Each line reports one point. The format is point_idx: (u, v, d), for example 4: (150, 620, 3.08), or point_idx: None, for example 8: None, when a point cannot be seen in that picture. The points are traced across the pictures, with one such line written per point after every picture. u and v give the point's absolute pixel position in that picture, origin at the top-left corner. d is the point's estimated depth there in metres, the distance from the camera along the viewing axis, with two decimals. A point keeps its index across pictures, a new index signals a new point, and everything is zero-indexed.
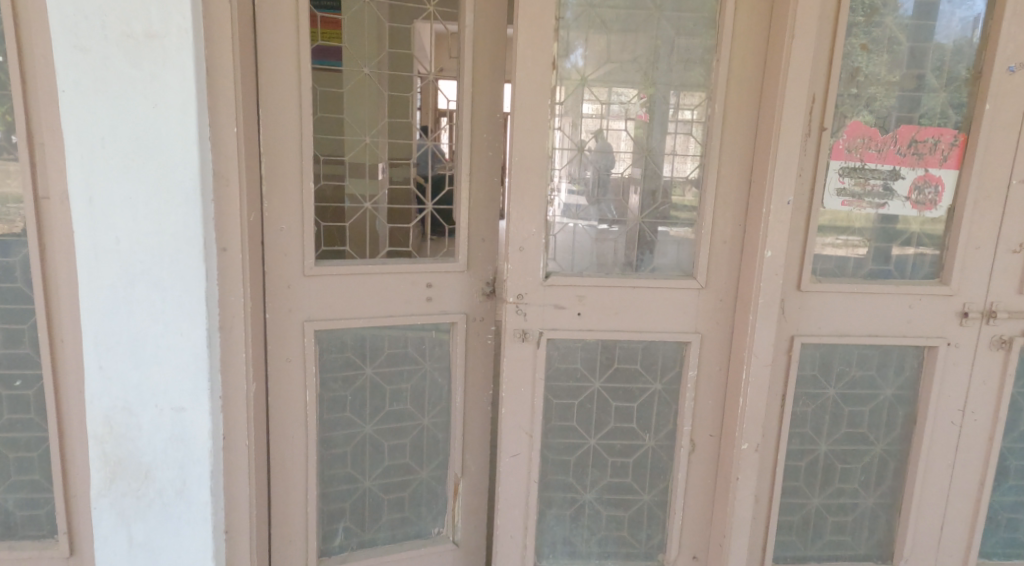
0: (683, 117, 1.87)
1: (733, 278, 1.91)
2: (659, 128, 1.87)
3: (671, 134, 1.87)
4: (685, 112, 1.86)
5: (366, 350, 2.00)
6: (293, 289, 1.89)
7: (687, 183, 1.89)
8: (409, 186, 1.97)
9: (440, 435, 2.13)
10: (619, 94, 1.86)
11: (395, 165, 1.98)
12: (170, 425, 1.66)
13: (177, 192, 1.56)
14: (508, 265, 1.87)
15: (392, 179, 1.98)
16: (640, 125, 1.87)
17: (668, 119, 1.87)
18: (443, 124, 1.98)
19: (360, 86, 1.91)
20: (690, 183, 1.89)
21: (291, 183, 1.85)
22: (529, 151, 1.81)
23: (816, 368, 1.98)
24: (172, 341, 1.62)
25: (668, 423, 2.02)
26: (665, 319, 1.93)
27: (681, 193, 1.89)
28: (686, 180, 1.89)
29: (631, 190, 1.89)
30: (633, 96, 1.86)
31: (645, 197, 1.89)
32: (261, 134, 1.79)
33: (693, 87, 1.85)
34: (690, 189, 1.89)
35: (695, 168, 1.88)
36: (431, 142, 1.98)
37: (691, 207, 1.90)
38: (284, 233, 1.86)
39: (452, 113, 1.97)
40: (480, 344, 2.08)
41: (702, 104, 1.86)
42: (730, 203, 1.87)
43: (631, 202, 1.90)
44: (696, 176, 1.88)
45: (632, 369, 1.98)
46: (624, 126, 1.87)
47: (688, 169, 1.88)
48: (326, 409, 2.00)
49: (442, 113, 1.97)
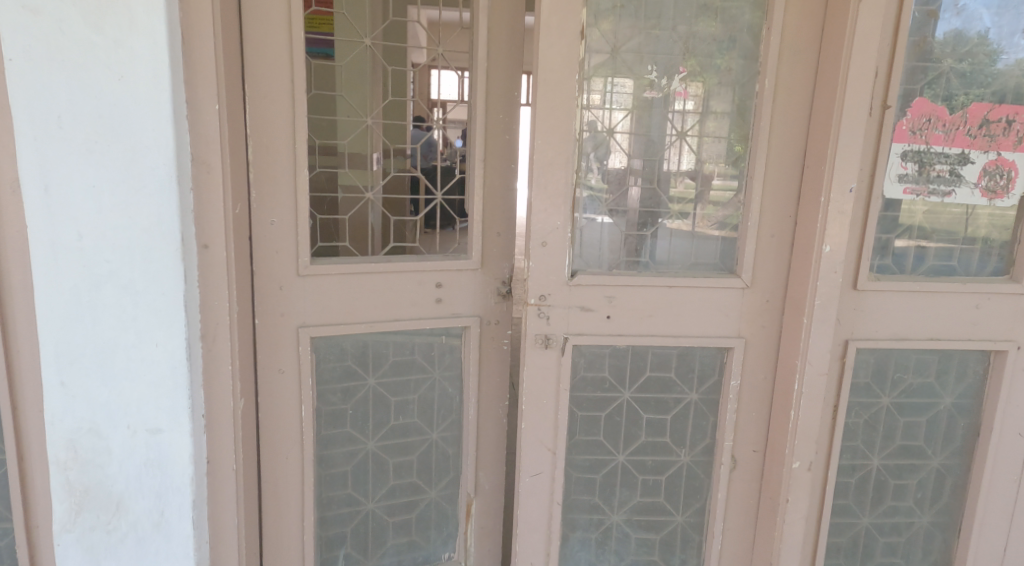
0: (680, 109, 1.66)
1: (783, 277, 1.69)
2: (659, 111, 1.66)
3: (665, 124, 1.66)
4: (681, 103, 1.65)
5: (369, 359, 1.78)
6: (285, 292, 1.66)
7: (681, 173, 1.68)
8: (405, 177, 1.78)
9: (451, 451, 1.92)
10: (614, 86, 1.64)
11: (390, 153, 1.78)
12: (144, 449, 1.44)
13: (149, 180, 1.34)
14: (529, 262, 1.65)
15: (388, 170, 1.77)
16: (631, 115, 1.65)
17: (662, 110, 1.65)
18: (437, 115, 1.75)
19: (359, 61, 1.70)
20: (684, 174, 1.68)
21: (283, 169, 1.61)
22: (553, 134, 1.60)
23: (869, 375, 1.78)
24: (146, 352, 1.40)
25: (706, 437, 1.82)
26: (705, 322, 1.72)
27: (674, 185, 1.69)
28: (682, 171, 1.68)
29: (631, 182, 1.68)
30: (628, 87, 1.64)
31: (647, 189, 1.69)
32: (247, 115, 1.56)
33: (694, 69, 1.64)
34: (685, 180, 1.69)
35: (719, 156, 1.67)
36: (427, 131, 1.75)
37: (687, 197, 1.69)
38: (275, 228, 1.63)
39: (447, 103, 1.75)
40: (495, 351, 1.87)
41: (699, 94, 1.65)
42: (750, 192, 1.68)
43: (632, 193, 1.68)
44: (694, 168, 1.68)
45: (665, 378, 1.78)
46: (618, 119, 1.65)
47: (684, 162, 1.68)
48: (324, 424, 1.78)
49: (437, 102, 1.75)
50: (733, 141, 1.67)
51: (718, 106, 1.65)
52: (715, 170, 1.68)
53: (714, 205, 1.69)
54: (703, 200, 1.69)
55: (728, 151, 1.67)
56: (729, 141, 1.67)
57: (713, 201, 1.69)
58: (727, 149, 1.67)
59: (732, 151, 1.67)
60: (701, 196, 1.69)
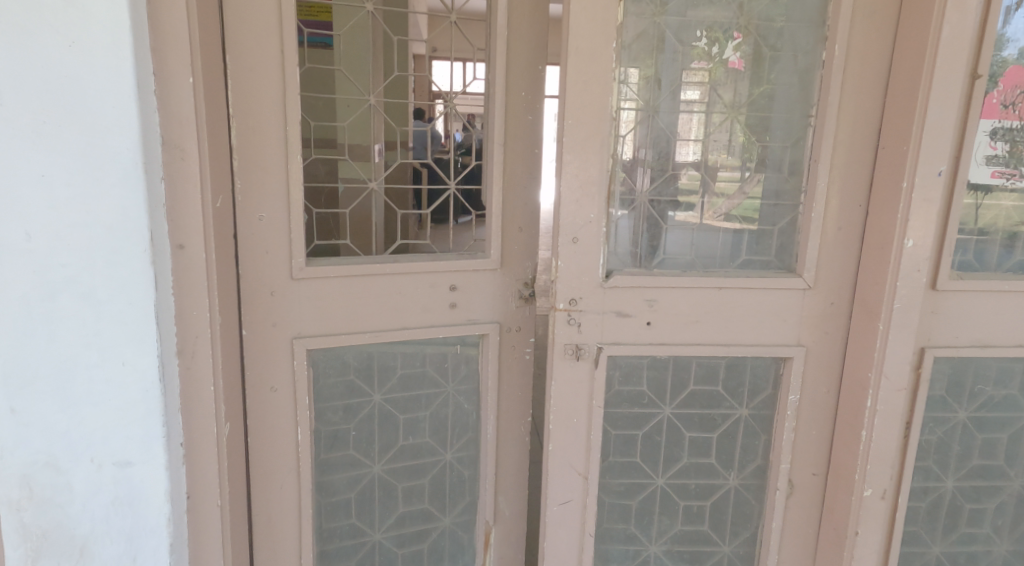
0: (684, 99, 1.43)
1: (851, 276, 1.47)
2: (672, 94, 1.43)
3: (678, 111, 1.44)
4: (687, 93, 1.43)
5: (374, 373, 1.57)
6: (277, 298, 1.42)
7: (686, 164, 1.46)
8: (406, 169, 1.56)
9: (467, 473, 1.71)
10: (628, 69, 1.41)
11: (395, 145, 1.56)
12: (112, 485, 1.22)
13: (111, 167, 1.12)
14: (558, 261, 1.43)
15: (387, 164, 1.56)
16: (642, 96, 1.42)
17: (673, 92, 1.43)
18: (438, 107, 1.54)
19: (355, 36, 1.50)
20: (689, 165, 1.46)
21: (273, 155, 1.36)
22: (586, 111, 1.38)
23: (946, 387, 1.55)
24: (113, 373, 1.18)
25: (757, 457, 1.61)
26: (760, 329, 1.49)
27: (679, 176, 1.46)
28: (687, 162, 1.46)
29: (639, 172, 1.45)
30: (644, 68, 1.41)
31: (655, 178, 1.46)
32: (230, 90, 1.31)
33: (745, 36, 1.41)
34: (690, 171, 1.46)
35: (771, 138, 1.45)
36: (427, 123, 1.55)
37: (693, 189, 1.47)
38: (265, 224, 1.38)
39: (449, 95, 1.53)
40: (516, 361, 1.66)
41: (705, 84, 1.43)
42: (760, 182, 1.46)
43: (639, 183, 1.45)
44: (700, 159, 1.46)
45: (711, 392, 1.56)
46: (628, 104, 1.42)
47: (690, 152, 1.45)
48: (324, 447, 1.57)
49: (438, 94, 1.53)
50: (751, 128, 1.45)
51: (727, 94, 1.43)
52: (720, 161, 1.46)
53: (719, 196, 1.47)
54: (708, 191, 1.47)
55: (736, 142, 1.45)
56: (768, 122, 1.44)
57: (720, 192, 1.47)
58: (750, 134, 1.45)
59: (747, 138, 1.45)
60: (708, 186, 1.47)
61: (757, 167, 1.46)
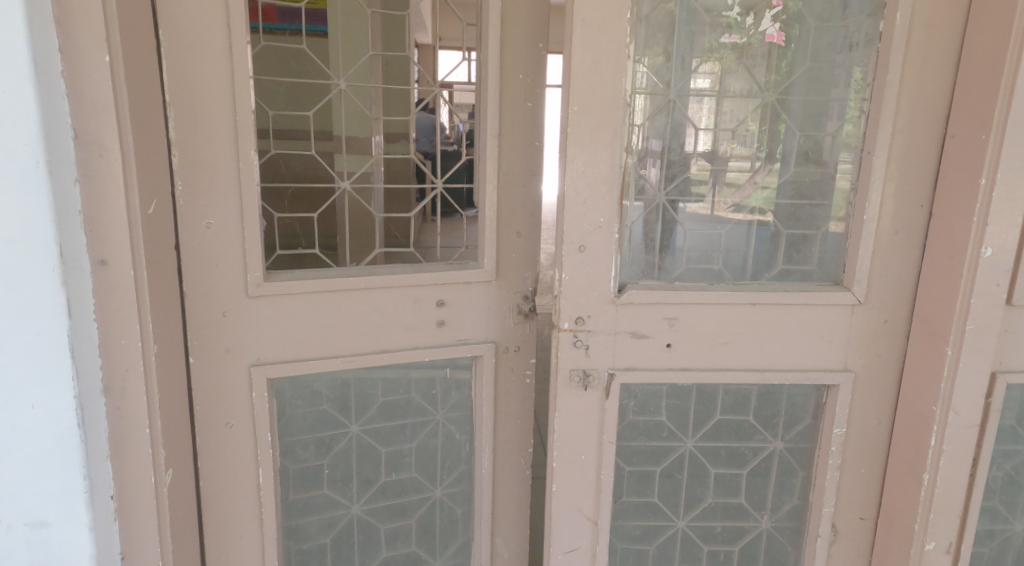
0: (709, 80, 1.20)
1: (908, 289, 1.24)
2: (697, 75, 1.20)
3: (704, 94, 1.21)
4: (713, 73, 1.20)
5: (351, 402, 1.35)
6: (231, 319, 1.21)
7: (696, 153, 1.22)
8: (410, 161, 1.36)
9: (459, 511, 1.50)
10: (646, 44, 1.18)
11: (396, 137, 1.39)
12: (24, 551, 1.01)
13: (3, 167, 0.89)
14: (562, 274, 1.21)
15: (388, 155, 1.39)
16: (663, 76, 1.20)
17: (698, 72, 1.20)
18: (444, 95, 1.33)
19: (349, 24, 1.33)
20: (698, 155, 1.23)
21: (222, 149, 1.14)
22: (595, 96, 1.15)
23: (1018, 417, 1.32)
24: (18, 418, 0.96)
25: (793, 497, 1.38)
26: (801, 351, 1.27)
27: (687, 168, 1.23)
28: (695, 151, 1.22)
29: (648, 163, 1.22)
30: (665, 44, 1.19)
31: (665, 170, 1.23)
32: (165, 71, 1.09)
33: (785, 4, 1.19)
34: (700, 161, 1.23)
35: (805, 125, 1.22)
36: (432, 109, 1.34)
37: (703, 179, 1.24)
38: (214, 232, 1.16)
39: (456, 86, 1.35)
40: (515, 385, 1.44)
41: (732, 63, 1.20)
42: (775, 171, 1.24)
43: (649, 176, 1.22)
44: (711, 149, 1.23)
45: (741, 423, 1.34)
46: (646, 86, 1.19)
47: (701, 142, 1.22)
48: (293, 487, 1.36)
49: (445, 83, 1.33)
50: (781, 113, 1.22)
51: (759, 73, 1.20)
52: (730, 151, 1.23)
53: (729, 187, 1.24)
54: (717, 183, 1.24)
55: (752, 128, 1.22)
56: (813, 106, 1.22)
57: (729, 182, 1.24)
58: (784, 119, 1.22)
59: (768, 124, 1.22)
60: (717, 177, 1.24)
61: (772, 156, 1.23)
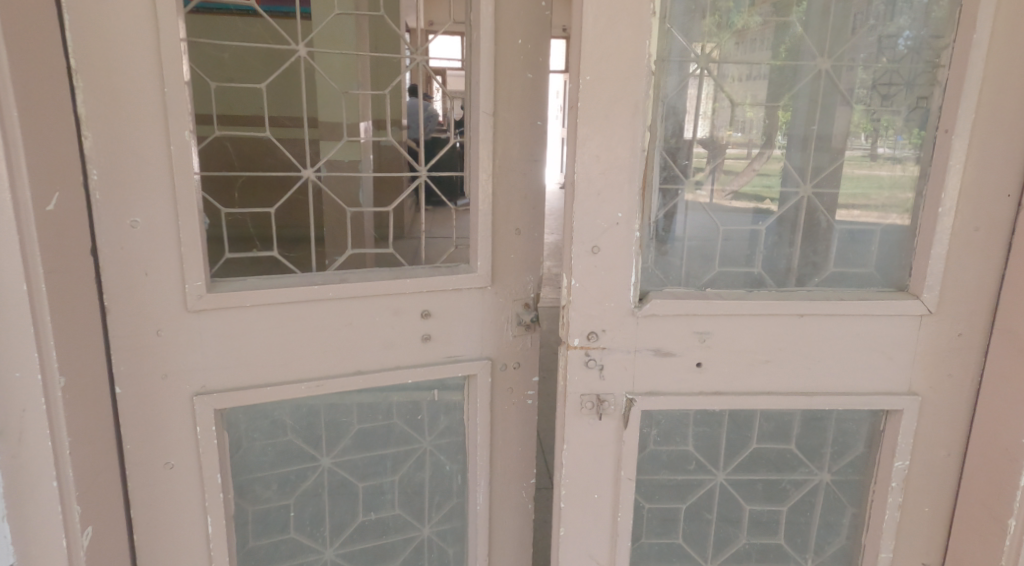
0: (745, 44, 0.98)
1: (988, 297, 1.03)
2: (732, 37, 0.98)
3: (742, 60, 0.99)
4: (750, 35, 0.98)
5: (320, 432, 1.14)
6: (167, 340, 0.99)
7: (692, 137, 1.01)
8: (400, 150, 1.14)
9: (450, 553, 1.29)
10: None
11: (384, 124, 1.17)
12: None
13: None
14: (571, 282, 1.00)
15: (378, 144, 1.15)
16: (694, 38, 0.98)
17: (733, 33, 0.98)
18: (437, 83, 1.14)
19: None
20: (694, 140, 1.01)
21: (147, 131, 0.92)
22: (612, 62, 0.94)
23: None
24: None
25: (842, 536, 1.18)
26: (856, 370, 1.06)
27: (688, 154, 1.01)
28: (692, 133, 1.00)
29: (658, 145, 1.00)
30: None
31: (677, 156, 1.01)
32: (70, 32, 0.87)
33: None
34: (699, 146, 1.01)
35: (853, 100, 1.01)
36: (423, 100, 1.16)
37: (699, 167, 1.02)
38: (141, 234, 0.94)
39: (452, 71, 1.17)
40: (514, 409, 1.23)
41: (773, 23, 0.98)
42: (776, 158, 1.02)
43: (659, 162, 1.01)
44: (710, 135, 1.01)
45: (783, 453, 1.13)
46: (674, 50, 0.98)
47: (701, 125, 1.00)
48: (253, 533, 1.14)
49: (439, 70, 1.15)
50: (828, 83, 1.00)
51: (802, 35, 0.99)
52: (726, 136, 1.01)
53: (726, 175, 1.02)
54: (715, 170, 1.02)
55: (769, 104, 1.01)
56: (864, 77, 1.01)
57: (727, 169, 1.02)
58: (823, 93, 1.01)
59: (803, 97, 1.01)
60: (715, 165, 1.02)
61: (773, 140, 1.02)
